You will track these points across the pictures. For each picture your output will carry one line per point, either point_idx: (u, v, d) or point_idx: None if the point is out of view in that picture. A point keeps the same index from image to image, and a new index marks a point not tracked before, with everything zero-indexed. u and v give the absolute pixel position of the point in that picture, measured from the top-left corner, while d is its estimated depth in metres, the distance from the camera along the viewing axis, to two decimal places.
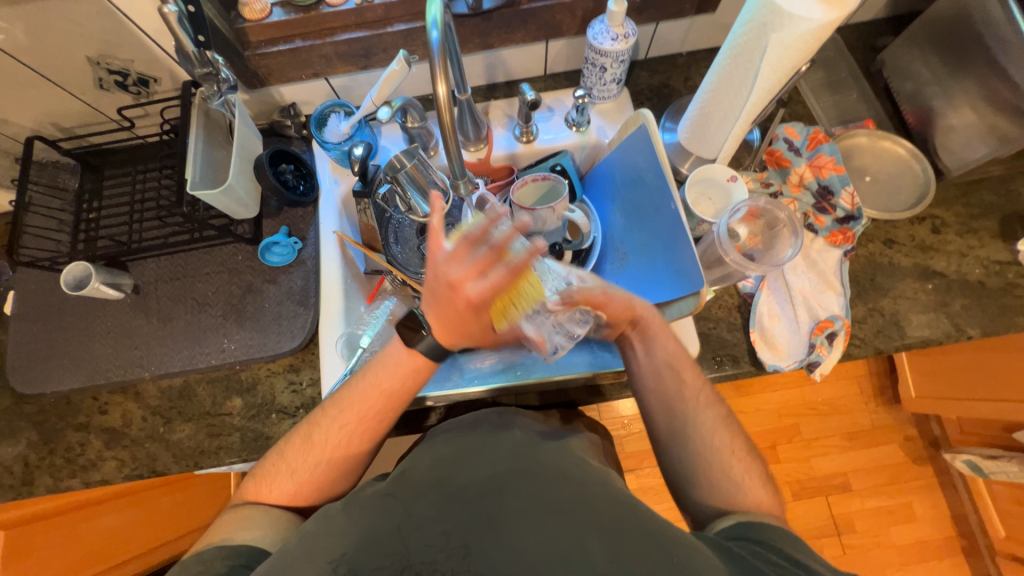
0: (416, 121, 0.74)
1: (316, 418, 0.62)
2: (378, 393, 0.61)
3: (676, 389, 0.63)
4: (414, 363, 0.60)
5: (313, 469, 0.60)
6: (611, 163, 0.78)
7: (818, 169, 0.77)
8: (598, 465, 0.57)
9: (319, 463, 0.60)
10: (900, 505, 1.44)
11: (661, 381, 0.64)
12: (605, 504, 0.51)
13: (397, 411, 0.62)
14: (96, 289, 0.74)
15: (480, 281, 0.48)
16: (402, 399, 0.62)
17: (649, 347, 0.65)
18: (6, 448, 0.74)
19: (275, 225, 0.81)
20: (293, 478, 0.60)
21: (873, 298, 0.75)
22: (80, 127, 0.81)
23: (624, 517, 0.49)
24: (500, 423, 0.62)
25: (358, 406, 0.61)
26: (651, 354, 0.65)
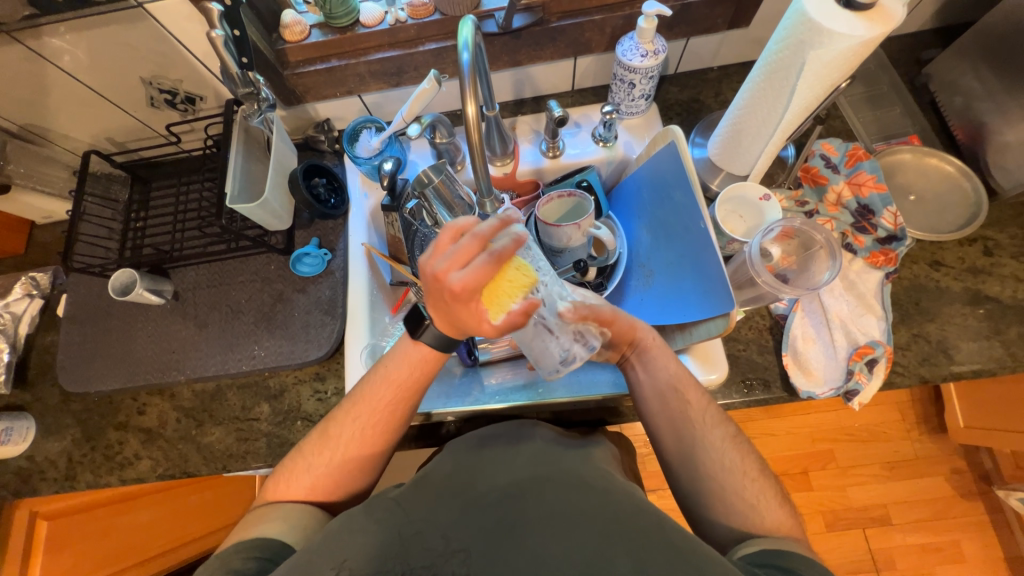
0: (444, 137, 0.76)
1: (334, 412, 0.63)
2: (390, 382, 0.61)
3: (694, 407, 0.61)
4: (421, 354, 0.60)
5: (330, 466, 0.60)
6: (638, 179, 0.77)
7: (857, 187, 0.73)
8: (621, 477, 0.55)
9: (335, 456, 0.60)
10: (947, 543, 1.34)
11: (664, 402, 0.61)
12: (631, 518, 0.49)
13: (409, 404, 0.62)
14: (140, 294, 0.78)
15: (461, 271, 0.47)
16: (414, 390, 0.62)
17: (649, 369, 0.63)
18: (53, 443, 0.79)
19: (307, 236, 0.84)
20: (312, 471, 0.60)
21: (918, 323, 0.71)
22: (132, 141, 0.87)
23: (650, 534, 0.47)
24: (517, 433, 0.60)
25: (372, 400, 0.61)
26: (652, 372, 0.62)
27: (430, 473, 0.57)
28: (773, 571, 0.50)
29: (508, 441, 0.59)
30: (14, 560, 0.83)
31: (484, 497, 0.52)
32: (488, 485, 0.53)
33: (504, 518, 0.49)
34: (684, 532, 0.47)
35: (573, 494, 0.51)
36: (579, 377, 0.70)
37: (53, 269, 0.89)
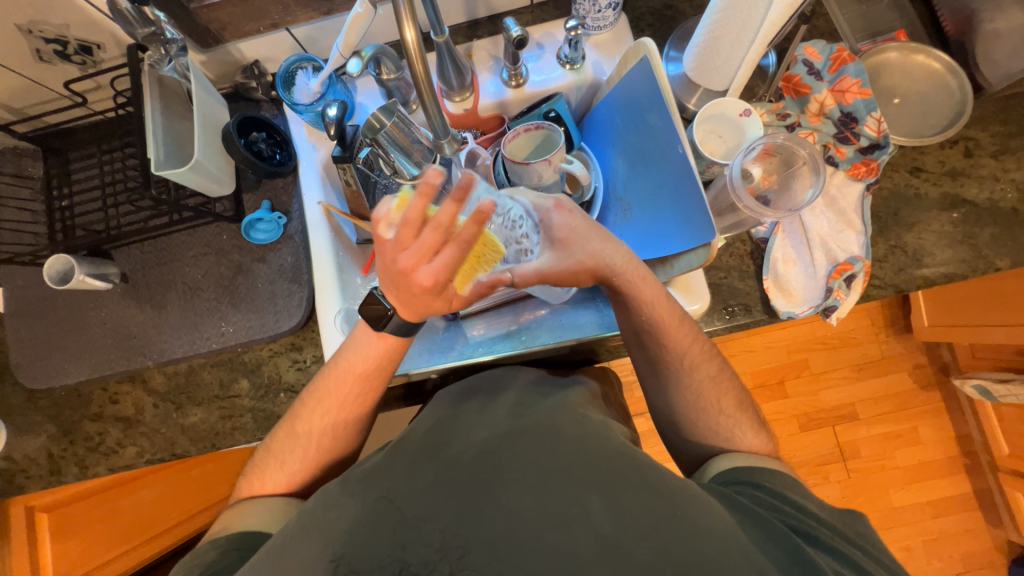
0: (391, 73, 0.68)
1: (298, 408, 0.62)
2: (341, 385, 0.60)
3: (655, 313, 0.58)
4: (384, 346, 0.59)
5: (309, 455, 0.61)
6: (610, 103, 0.71)
7: (840, 94, 0.68)
8: (600, 420, 0.55)
9: (308, 450, 0.61)
10: (906, 429, 1.47)
11: (641, 343, 0.61)
12: (604, 459, 0.49)
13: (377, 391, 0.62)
14: (83, 281, 0.71)
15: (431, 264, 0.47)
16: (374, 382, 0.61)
17: (624, 307, 0.60)
18: (28, 441, 0.76)
19: (257, 200, 0.77)
20: (290, 461, 0.61)
21: (895, 234, 0.71)
22: (31, 106, 0.75)
23: (623, 471, 0.48)
24: (491, 387, 0.62)
25: (335, 392, 0.61)
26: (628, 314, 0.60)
27: (401, 436, 0.55)
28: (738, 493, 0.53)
29: (485, 398, 0.59)
30: (23, 549, 0.83)
31: (467, 451, 0.51)
32: (467, 439, 0.52)
33: (482, 472, 0.48)
34: (658, 470, 0.48)
35: (549, 444, 0.50)
36: (562, 320, 0.70)
37: None
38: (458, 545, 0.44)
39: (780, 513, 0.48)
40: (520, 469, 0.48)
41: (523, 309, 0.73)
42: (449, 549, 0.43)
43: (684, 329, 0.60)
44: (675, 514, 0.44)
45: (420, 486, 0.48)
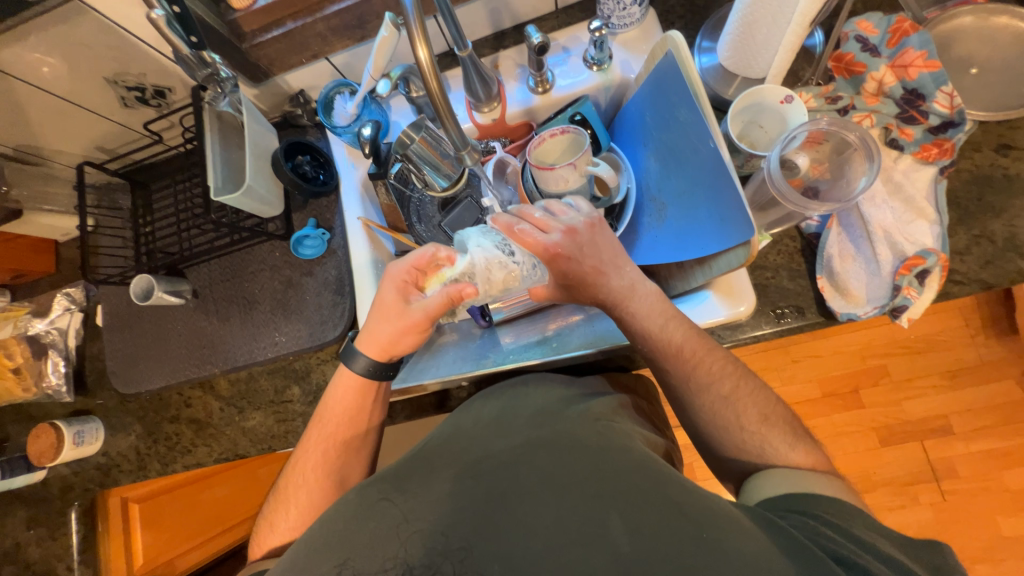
0: (420, 90, 0.71)
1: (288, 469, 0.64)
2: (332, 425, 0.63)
3: (666, 334, 0.56)
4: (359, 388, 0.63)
5: (301, 509, 0.60)
6: (640, 101, 0.69)
7: (903, 70, 0.62)
8: (628, 434, 0.53)
9: (297, 507, 0.61)
10: (1016, 446, 1.27)
11: (655, 362, 0.58)
12: (626, 476, 0.47)
13: (353, 440, 0.64)
14: (161, 297, 0.80)
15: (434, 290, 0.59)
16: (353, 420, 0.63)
17: (633, 326, 0.58)
18: (121, 439, 0.86)
19: (304, 218, 0.83)
20: (287, 516, 0.60)
21: (980, 222, 0.62)
22: (121, 146, 0.87)
23: (645, 487, 0.45)
24: (519, 389, 0.61)
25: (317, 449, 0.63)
26: (636, 334, 0.58)
27: (420, 446, 0.57)
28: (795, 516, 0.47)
29: (508, 406, 0.59)
30: (119, 537, 0.94)
31: (492, 458, 0.51)
32: (492, 445, 0.52)
33: (503, 480, 0.48)
34: (683, 486, 0.46)
35: (570, 453, 0.49)
36: (595, 325, 0.68)
37: (83, 283, 0.92)
38: (460, 546, 0.43)
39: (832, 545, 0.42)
40: (539, 480, 0.47)
41: (557, 316, 0.74)
42: (451, 550, 0.43)
43: (697, 341, 0.57)
44: (699, 536, 0.42)
45: (445, 498, 0.47)
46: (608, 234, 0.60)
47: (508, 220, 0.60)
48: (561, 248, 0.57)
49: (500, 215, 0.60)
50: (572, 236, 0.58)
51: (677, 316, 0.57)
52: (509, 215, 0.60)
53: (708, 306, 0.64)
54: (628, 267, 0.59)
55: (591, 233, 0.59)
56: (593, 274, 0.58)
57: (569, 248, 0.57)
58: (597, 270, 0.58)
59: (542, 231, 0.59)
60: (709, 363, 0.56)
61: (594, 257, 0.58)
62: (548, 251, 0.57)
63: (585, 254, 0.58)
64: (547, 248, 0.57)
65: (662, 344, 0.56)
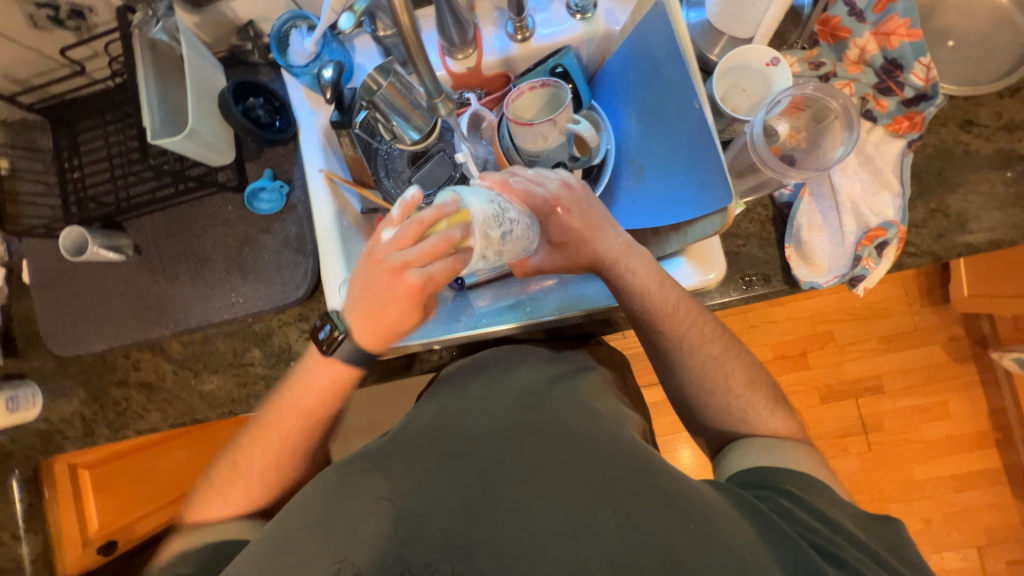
0: (387, 29, 0.64)
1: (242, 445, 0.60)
2: (293, 405, 0.58)
3: (659, 291, 0.56)
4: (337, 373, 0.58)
5: (251, 486, 0.58)
6: (623, 55, 0.66)
7: (885, 38, 0.61)
8: (609, 414, 0.55)
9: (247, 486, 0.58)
10: (935, 403, 1.42)
11: (645, 323, 0.58)
12: (613, 463, 0.47)
13: (321, 422, 0.59)
14: (97, 253, 0.72)
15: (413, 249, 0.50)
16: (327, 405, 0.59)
17: (628, 279, 0.57)
18: (63, 404, 0.80)
19: (259, 168, 0.76)
20: (223, 493, 0.58)
21: (937, 197, 0.64)
22: (36, 76, 0.75)
23: (637, 479, 0.46)
24: (508, 364, 0.62)
25: (278, 429, 0.58)
26: (628, 290, 0.57)
27: (404, 429, 0.55)
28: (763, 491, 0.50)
29: (490, 384, 0.59)
30: (67, 504, 0.90)
31: (477, 439, 0.50)
32: (477, 428, 0.52)
33: (492, 466, 0.47)
34: (672, 476, 0.47)
35: (560, 443, 0.49)
36: (568, 289, 0.68)
37: None
38: (459, 544, 0.42)
39: (805, 529, 0.45)
40: (525, 461, 0.47)
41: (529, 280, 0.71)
42: (449, 549, 0.42)
43: (687, 305, 0.58)
44: (690, 526, 0.43)
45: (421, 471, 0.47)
46: (600, 194, 0.61)
47: (504, 173, 0.59)
48: (557, 199, 0.58)
49: (497, 170, 0.60)
50: (571, 189, 0.59)
51: (667, 278, 0.58)
52: (505, 171, 0.60)
53: (680, 272, 0.64)
54: (620, 229, 0.60)
55: (585, 190, 0.60)
56: (587, 228, 0.58)
57: (568, 200, 0.58)
58: (591, 224, 0.58)
59: (536, 184, 0.58)
60: (683, 329, 0.57)
61: (588, 211, 0.58)
62: (544, 202, 0.57)
63: (581, 208, 0.58)
64: (542, 198, 0.57)
65: (655, 303, 0.56)
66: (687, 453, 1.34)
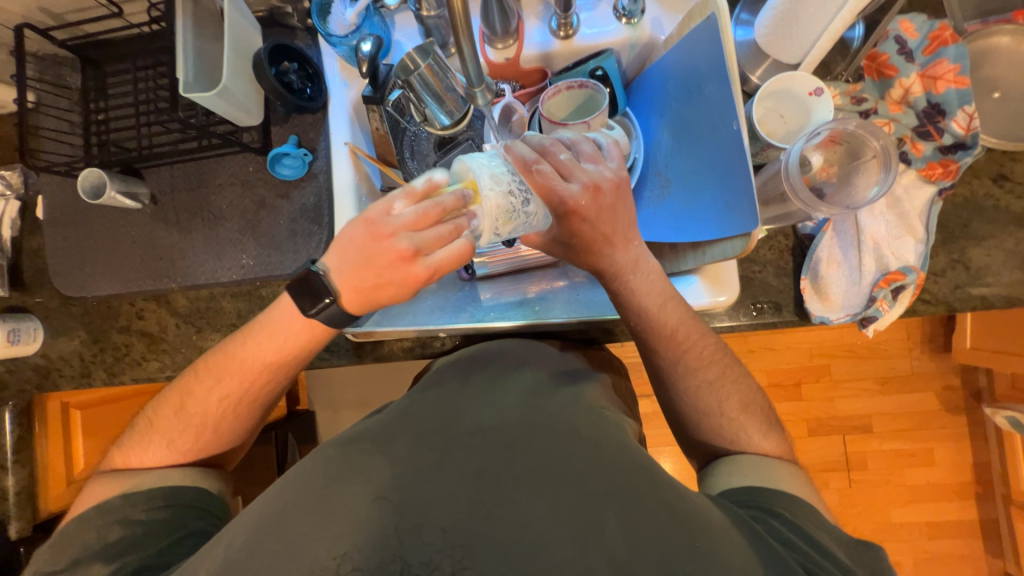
0: (431, 9, 0.64)
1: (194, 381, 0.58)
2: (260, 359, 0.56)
3: (663, 314, 0.56)
4: None
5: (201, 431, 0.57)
6: (664, 66, 0.65)
7: (931, 81, 0.61)
8: (614, 419, 0.55)
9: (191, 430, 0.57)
10: (922, 449, 1.42)
11: (642, 337, 0.59)
12: (614, 472, 0.47)
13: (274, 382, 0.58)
14: (114, 199, 0.72)
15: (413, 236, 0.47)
16: (268, 373, 0.58)
17: (632, 296, 0.57)
18: (62, 342, 0.80)
19: (285, 133, 0.75)
20: (176, 435, 0.57)
21: (960, 248, 0.64)
22: (70, 13, 0.75)
23: (639, 495, 0.46)
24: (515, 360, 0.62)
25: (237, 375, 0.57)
26: (630, 306, 0.58)
27: (405, 407, 0.55)
28: (758, 512, 0.49)
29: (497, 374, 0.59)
30: (57, 441, 0.90)
31: (481, 431, 0.51)
32: (483, 419, 0.52)
33: (493, 465, 0.47)
34: (680, 493, 0.47)
35: (563, 449, 0.49)
36: (578, 295, 0.68)
37: (20, 168, 0.82)
38: (459, 544, 0.42)
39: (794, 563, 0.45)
40: (525, 461, 0.47)
41: (545, 276, 0.71)
42: (450, 548, 0.42)
43: (688, 327, 0.57)
44: (690, 547, 0.42)
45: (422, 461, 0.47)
46: (627, 202, 0.55)
47: (528, 155, 0.51)
48: (579, 205, 0.52)
49: (519, 144, 0.51)
50: (602, 187, 0.53)
51: (675, 297, 0.58)
52: (529, 148, 0.52)
53: (692, 291, 0.64)
54: (635, 241, 0.56)
55: (611, 198, 0.54)
56: (599, 243, 0.55)
57: (590, 207, 0.52)
58: (605, 238, 0.55)
59: (562, 177, 0.52)
60: (693, 345, 0.58)
61: (608, 225, 0.54)
62: (564, 205, 0.52)
63: (602, 217, 0.54)
64: (563, 202, 0.51)
65: (656, 325, 0.57)
66: (669, 467, 1.35)
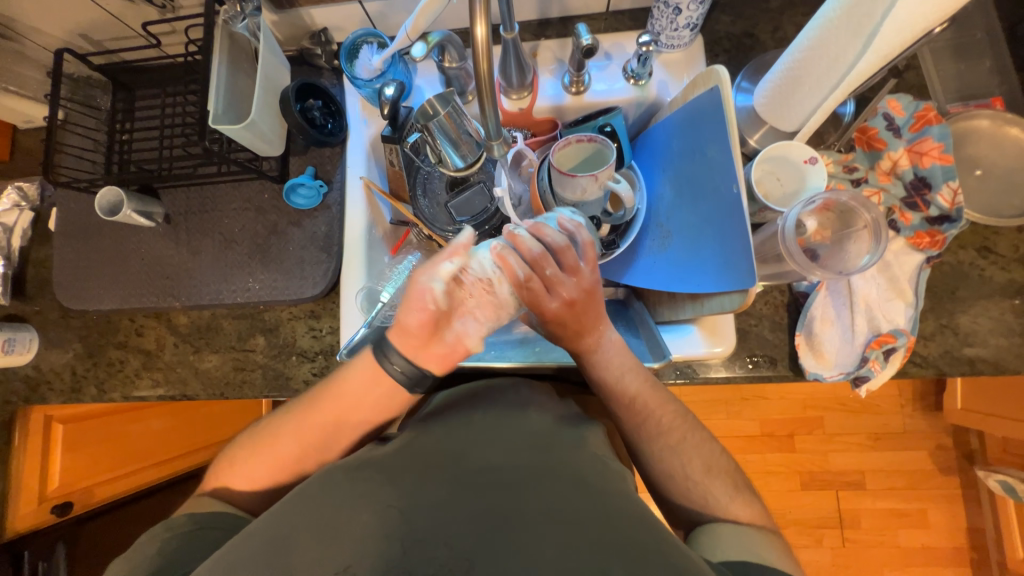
0: (454, 62, 0.68)
1: (276, 423, 0.60)
2: (324, 405, 0.57)
3: (621, 386, 0.57)
4: (353, 396, 0.55)
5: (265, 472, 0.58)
6: (668, 127, 0.69)
7: (917, 156, 0.65)
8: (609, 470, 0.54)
9: (261, 468, 0.58)
10: (915, 509, 1.40)
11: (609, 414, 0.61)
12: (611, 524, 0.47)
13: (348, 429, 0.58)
14: (129, 216, 0.74)
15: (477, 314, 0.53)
16: (334, 422, 0.57)
17: (602, 381, 0.59)
18: (57, 354, 0.80)
19: (302, 164, 0.78)
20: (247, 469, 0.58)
21: (948, 314, 0.66)
22: (109, 40, 0.79)
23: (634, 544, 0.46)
24: (517, 400, 0.60)
25: (303, 428, 0.57)
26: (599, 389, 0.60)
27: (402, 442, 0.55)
28: None
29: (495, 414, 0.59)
30: (35, 455, 0.88)
31: (480, 476, 0.50)
32: (486, 460, 0.52)
33: (489, 509, 0.47)
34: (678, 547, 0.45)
35: (560, 494, 0.49)
36: None
37: (39, 179, 0.84)
38: None
39: None
40: (520, 507, 0.47)
41: None
42: None
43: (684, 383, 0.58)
44: None
45: (416, 501, 0.47)
46: (602, 299, 0.56)
47: (519, 268, 0.50)
48: (557, 314, 0.53)
49: (513, 258, 0.50)
50: (580, 300, 0.54)
51: (645, 377, 0.59)
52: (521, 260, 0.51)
53: (690, 340, 0.66)
54: (610, 332, 0.58)
55: (588, 303, 0.55)
56: (573, 338, 0.56)
57: (567, 318, 0.54)
58: (577, 334, 0.56)
59: (546, 289, 0.52)
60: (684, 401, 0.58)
61: (581, 326, 0.55)
62: (543, 314, 0.53)
63: (577, 321, 0.55)
64: (543, 313, 0.53)
65: (619, 396, 0.58)
66: None
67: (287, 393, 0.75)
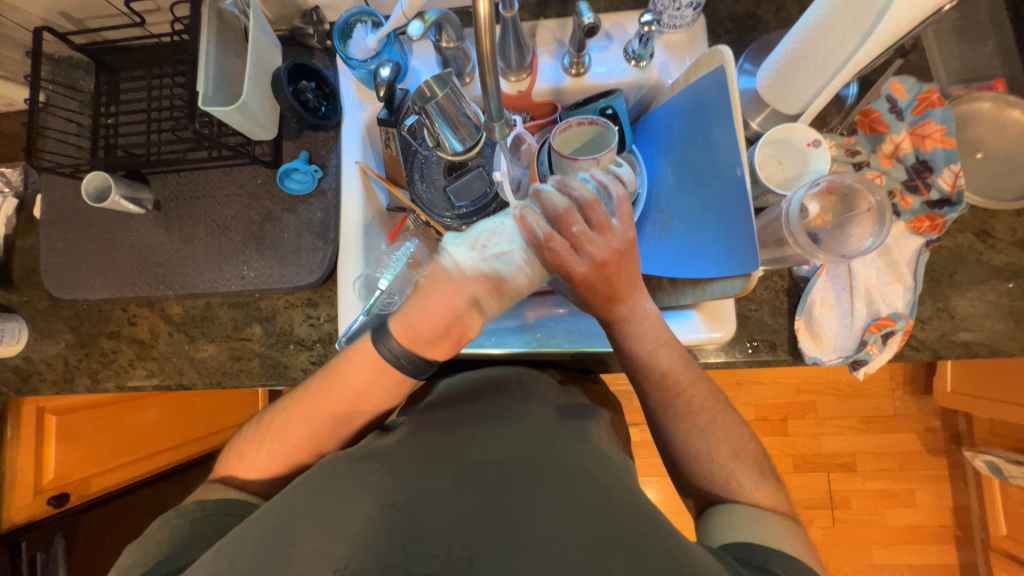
0: (451, 42, 0.65)
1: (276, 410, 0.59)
2: (323, 393, 0.56)
3: (654, 360, 0.57)
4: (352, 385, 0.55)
5: (265, 462, 0.57)
6: (670, 109, 0.68)
7: (920, 139, 0.64)
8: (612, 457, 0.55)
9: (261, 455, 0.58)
10: (903, 489, 1.43)
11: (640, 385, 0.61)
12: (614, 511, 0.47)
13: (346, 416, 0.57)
14: (118, 203, 0.72)
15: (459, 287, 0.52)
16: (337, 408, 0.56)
17: (635, 350, 0.58)
18: (48, 345, 0.78)
19: (295, 148, 0.76)
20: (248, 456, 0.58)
21: (945, 298, 0.67)
22: (90, 19, 0.75)
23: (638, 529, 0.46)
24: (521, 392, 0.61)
25: (302, 415, 0.56)
26: (630, 358, 0.59)
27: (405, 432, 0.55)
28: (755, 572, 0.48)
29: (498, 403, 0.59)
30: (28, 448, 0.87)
31: (484, 464, 0.50)
32: (488, 451, 0.52)
33: (493, 498, 0.47)
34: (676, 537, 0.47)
35: (564, 481, 0.49)
36: (579, 323, 0.67)
37: (22, 165, 0.81)
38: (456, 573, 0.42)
39: None
40: (525, 494, 0.47)
41: (545, 305, 0.71)
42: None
43: (684, 369, 0.59)
44: None
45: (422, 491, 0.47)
46: (635, 264, 0.55)
47: (539, 228, 0.51)
48: (585, 277, 0.52)
49: (532, 218, 0.51)
50: (609, 262, 0.52)
51: (673, 347, 0.59)
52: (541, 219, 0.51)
53: (690, 325, 0.65)
54: (642, 299, 0.56)
55: (618, 265, 0.53)
56: (605, 304, 0.55)
57: (595, 280, 0.53)
58: (608, 299, 0.55)
59: (573, 249, 0.51)
60: (688, 390, 0.59)
61: (612, 291, 0.54)
62: (570, 277, 0.52)
63: (608, 285, 0.54)
64: (570, 275, 0.52)
65: (650, 369, 0.58)
66: (656, 497, 1.34)
67: (285, 381, 0.74)
